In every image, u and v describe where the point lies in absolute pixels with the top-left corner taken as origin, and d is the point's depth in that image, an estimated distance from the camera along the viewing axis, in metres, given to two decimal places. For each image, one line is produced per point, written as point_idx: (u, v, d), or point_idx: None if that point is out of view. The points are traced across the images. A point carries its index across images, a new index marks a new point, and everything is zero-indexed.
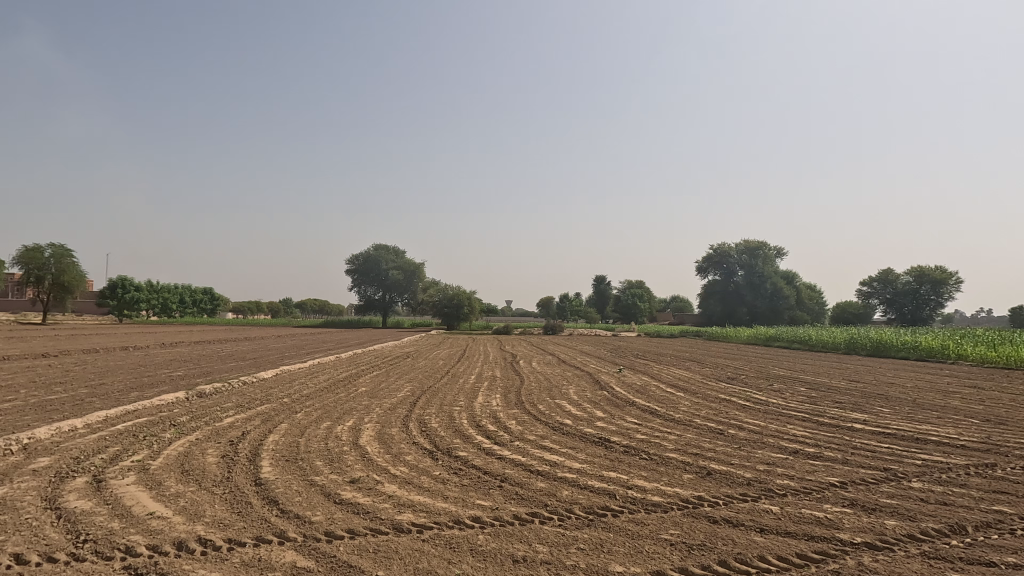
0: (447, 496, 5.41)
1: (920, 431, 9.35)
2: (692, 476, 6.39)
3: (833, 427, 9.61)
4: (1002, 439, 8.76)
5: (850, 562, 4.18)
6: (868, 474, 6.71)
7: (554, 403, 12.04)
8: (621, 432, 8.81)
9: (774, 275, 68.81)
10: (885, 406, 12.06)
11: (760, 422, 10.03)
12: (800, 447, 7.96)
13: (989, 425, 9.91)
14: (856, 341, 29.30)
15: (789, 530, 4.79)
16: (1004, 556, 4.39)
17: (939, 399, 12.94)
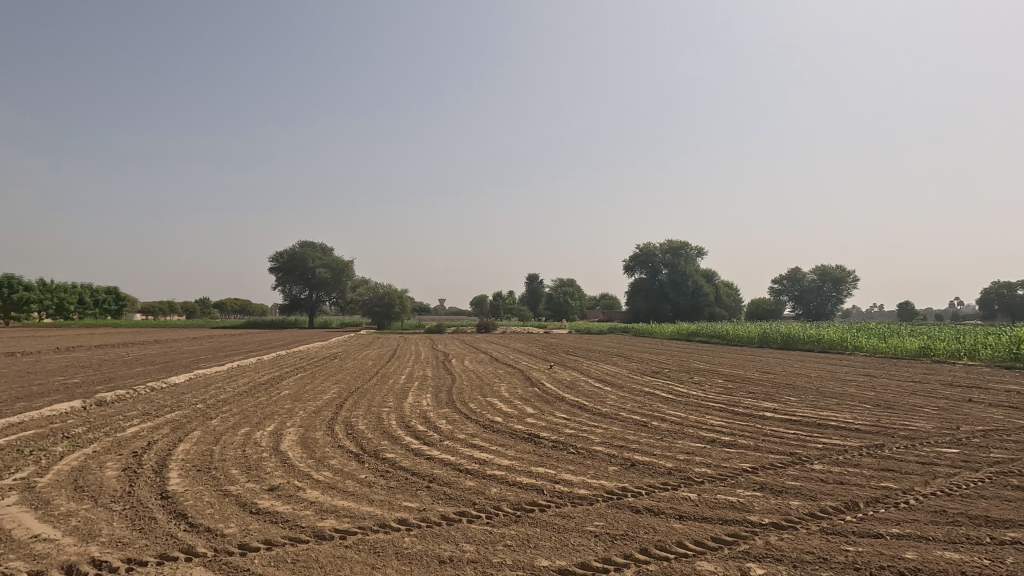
0: (373, 500, 5.26)
1: (821, 416, 10.20)
2: (616, 468, 6.59)
3: (746, 416, 10.27)
4: (889, 422, 9.70)
5: (759, 542, 4.45)
6: (776, 459, 7.20)
7: (485, 401, 12.06)
8: (550, 427, 8.97)
9: (696, 274, 72.55)
10: (792, 394, 13.05)
11: (681, 413, 10.54)
12: (716, 436, 8.43)
13: (879, 409, 10.93)
14: (768, 336, 31.34)
15: (705, 515, 5.04)
16: (889, 528, 4.84)
17: (838, 387, 14.18)
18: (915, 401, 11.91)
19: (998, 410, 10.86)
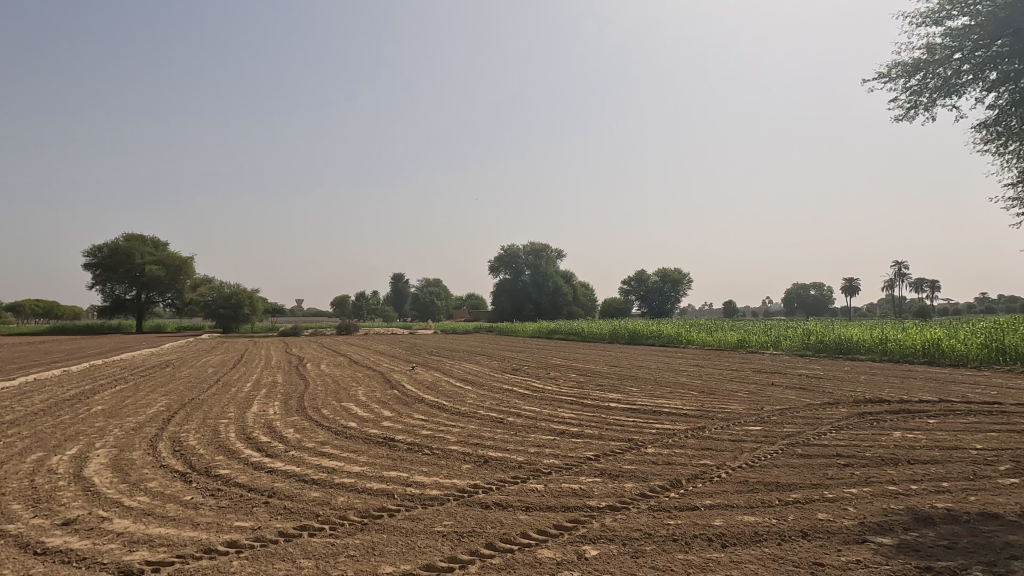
0: (197, 524, 4.70)
1: (657, 404, 11.33)
2: (470, 466, 6.67)
3: (594, 407, 11.05)
4: (711, 406, 11.04)
5: (596, 525, 4.79)
6: (616, 445, 7.84)
7: (340, 406, 11.49)
8: (406, 429, 8.82)
9: (556, 275, 76.51)
10: (634, 385, 14.32)
11: (535, 408, 11.01)
12: (566, 428, 8.94)
13: (703, 395, 12.43)
14: (618, 332, 34.02)
15: (549, 504, 5.29)
16: (703, 500, 5.51)
17: (672, 377, 15.89)
18: (731, 387, 13.75)
19: (792, 391, 12.92)
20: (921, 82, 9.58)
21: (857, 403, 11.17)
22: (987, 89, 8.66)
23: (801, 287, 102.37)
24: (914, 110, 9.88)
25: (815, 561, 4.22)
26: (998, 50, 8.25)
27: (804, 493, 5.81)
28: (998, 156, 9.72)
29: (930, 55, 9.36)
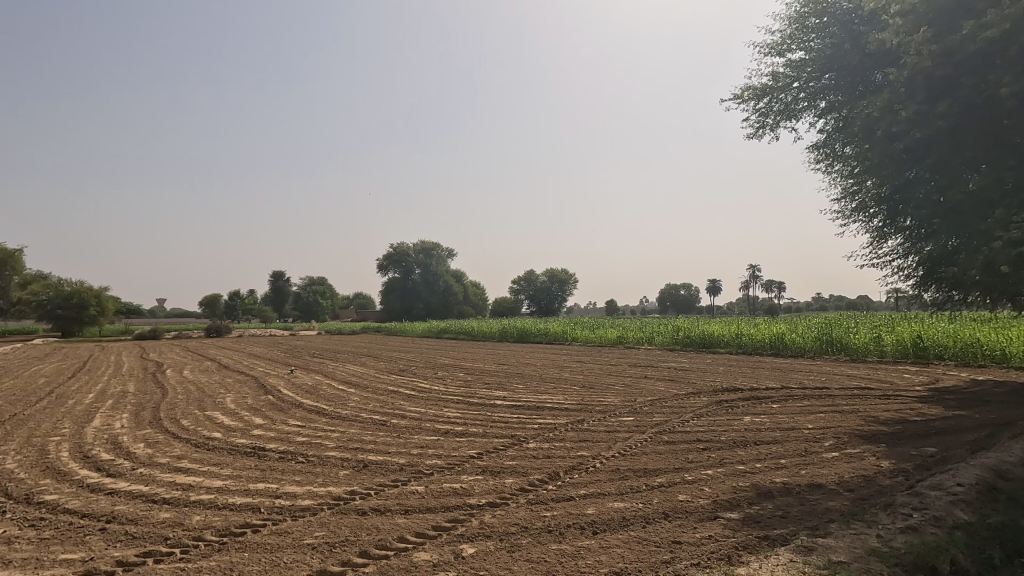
0: (9, 562, 4.00)
1: (540, 400, 11.69)
2: (347, 472, 6.38)
3: (479, 405, 11.13)
4: (590, 400, 11.61)
5: (475, 522, 4.80)
6: (499, 442, 7.95)
7: (203, 415, 10.47)
8: (279, 437, 8.24)
9: (446, 274, 76.18)
10: (520, 382, 14.66)
11: (420, 409, 10.84)
12: (450, 428, 8.90)
13: (584, 390, 13.04)
14: (507, 331, 34.61)
15: (429, 505, 5.22)
16: (578, 491, 5.77)
17: (556, 373, 16.50)
18: (609, 381, 14.58)
19: (662, 383, 13.98)
20: (767, 105, 10.84)
21: (716, 392, 12.36)
22: (818, 116, 10.01)
23: (673, 287, 111.29)
24: (762, 130, 11.16)
25: (673, 539, 4.58)
26: (825, 83, 9.57)
27: (668, 477, 6.29)
28: (826, 175, 11.30)
29: (774, 82, 10.61)
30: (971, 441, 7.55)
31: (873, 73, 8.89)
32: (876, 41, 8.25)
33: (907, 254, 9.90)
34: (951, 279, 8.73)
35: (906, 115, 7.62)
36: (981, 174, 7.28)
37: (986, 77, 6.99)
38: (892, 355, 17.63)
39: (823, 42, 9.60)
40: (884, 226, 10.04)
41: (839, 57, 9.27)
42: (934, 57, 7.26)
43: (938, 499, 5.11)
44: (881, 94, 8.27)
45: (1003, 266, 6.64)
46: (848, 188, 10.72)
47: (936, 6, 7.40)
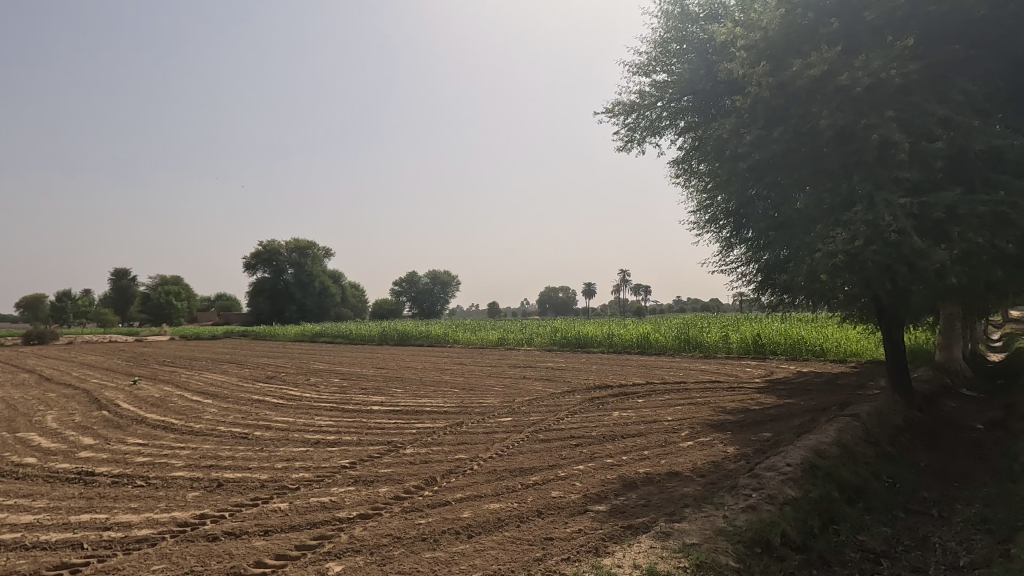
0: None
1: (419, 403, 11.46)
2: (198, 493, 5.72)
3: (354, 412, 10.63)
4: (469, 402, 11.62)
5: (344, 537, 4.54)
6: (374, 450, 7.64)
7: (12, 438, 8.79)
8: (114, 459, 7.17)
9: (323, 275, 72.29)
10: (399, 386, 14.25)
11: (288, 418, 10.08)
12: (321, 437, 8.37)
13: (464, 392, 13.01)
14: (387, 333, 33.60)
15: (293, 523, 4.84)
16: (455, 495, 5.74)
17: (437, 375, 16.32)
18: (490, 382, 14.72)
19: (540, 383, 14.42)
20: (635, 121, 11.61)
21: (589, 389, 13.00)
22: (678, 134, 10.93)
23: (552, 289, 115.77)
24: (630, 144, 11.95)
25: (546, 536, 4.68)
26: (685, 104, 10.50)
27: (542, 474, 6.47)
28: (684, 188, 12.39)
29: (641, 100, 11.40)
30: (797, 425, 8.70)
31: (723, 98, 9.91)
32: (726, 70, 9.20)
33: (749, 262, 11.17)
34: (782, 285, 10.00)
35: (749, 138, 8.58)
36: (806, 194, 8.43)
37: (810, 110, 8.10)
38: (737, 351, 19.84)
39: (682, 66, 10.51)
40: (731, 236, 11.24)
41: (696, 82, 10.20)
42: (771, 89, 8.25)
43: (772, 479, 5.79)
44: (729, 118, 9.23)
45: (822, 274, 7.73)
46: (702, 202, 11.85)
47: (773, 44, 8.42)
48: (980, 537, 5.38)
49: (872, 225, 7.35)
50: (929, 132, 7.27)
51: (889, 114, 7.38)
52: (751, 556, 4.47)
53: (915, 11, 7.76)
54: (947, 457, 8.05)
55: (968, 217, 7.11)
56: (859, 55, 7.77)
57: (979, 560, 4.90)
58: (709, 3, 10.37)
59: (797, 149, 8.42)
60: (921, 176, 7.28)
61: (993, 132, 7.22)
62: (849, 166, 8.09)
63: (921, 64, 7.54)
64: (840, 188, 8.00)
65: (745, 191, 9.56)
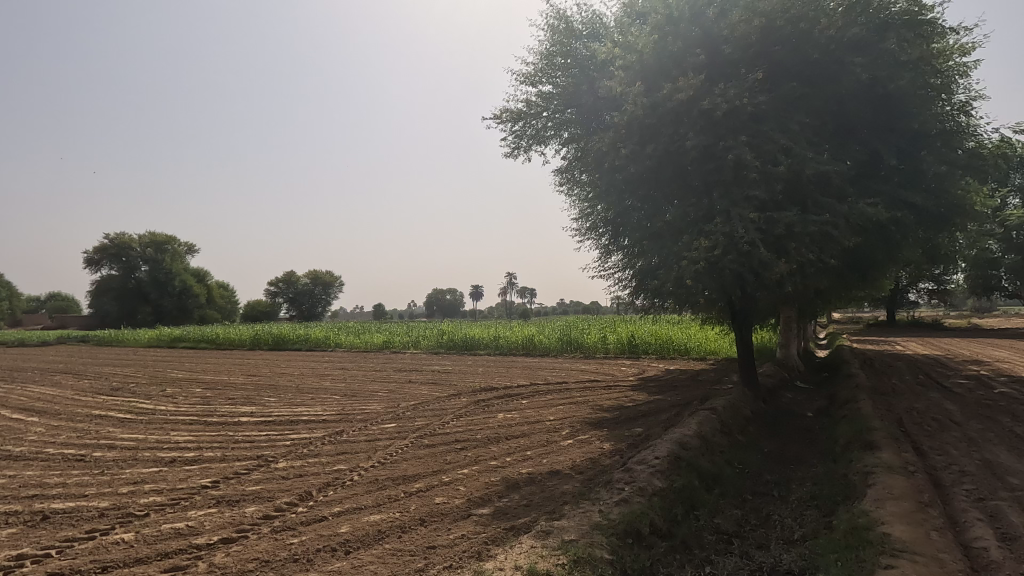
0: None
1: (295, 413, 10.73)
2: (16, 530, 4.85)
3: (219, 425, 9.68)
4: (350, 409, 11.11)
5: (202, 567, 4.11)
6: (241, 466, 7.01)
7: None
8: None
9: (185, 273, 65.32)
10: (272, 394, 13.23)
11: (137, 435, 8.92)
12: (178, 455, 7.51)
13: (345, 398, 12.40)
14: (259, 337, 31.12)
15: (141, 555, 4.30)
16: (332, 509, 5.46)
17: (315, 382, 15.40)
18: (373, 387, 14.19)
19: (426, 386, 14.20)
20: (521, 129, 11.89)
21: (475, 392, 13.04)
22: (562, 144, 11.37)
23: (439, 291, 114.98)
24: (517, 151, 12.21)
25: (428, 545, 4.60)
26: (568, 116, 11.00)
27: (426, 481, 6.36)
28: (567, 196, 12.91)
29: (527, 108, 11.71)
30: (665, 420, 9.43)
31: (603, 113, 10.47)
32: (606, 87, 9.73)
33: (624, 268, 11.91)
34: (653, 290, 10.80)
35: (626, 152, 9.16)
36: (674, 207, 9.19)
37: (678, 130, 8.83)
38: (614, 351, 21.08)
39: (566, 79, 10.94)
40: (609, 244, 11.91)
41: (578, 95, 10.68)
42: (645, 108, 8.87)
43: (642, 472, 6.20)
44: (608, 133, 9.78)
45: (687, 280, 8.47)
46: (583, 210, 12.45)
47: (647, 66, 9.07)
48: (810, 511, 6.19)
49: (728, 237, 8.18)
50: (774, 157, 8.25)
51: (743, 139, 8.26)
52: (624, 546, 4.74)
53: (763, 49, 8.77)
54: (785, 443, 9.20)
55: (802, 233, 8.19)
56: (719, 84, 8.62)
57: (809, 532, 5.64)
58: (591, 21, 10.89)
59: (667, 165, 9.14)
60: (766, 196, 8.26)
61: (822, 161, 8.38)
62: (709, 183, 8.94)
63: (768, 96, 8.55)
64: (702, 203, 8.81)
65: (622, 202, 10.18)
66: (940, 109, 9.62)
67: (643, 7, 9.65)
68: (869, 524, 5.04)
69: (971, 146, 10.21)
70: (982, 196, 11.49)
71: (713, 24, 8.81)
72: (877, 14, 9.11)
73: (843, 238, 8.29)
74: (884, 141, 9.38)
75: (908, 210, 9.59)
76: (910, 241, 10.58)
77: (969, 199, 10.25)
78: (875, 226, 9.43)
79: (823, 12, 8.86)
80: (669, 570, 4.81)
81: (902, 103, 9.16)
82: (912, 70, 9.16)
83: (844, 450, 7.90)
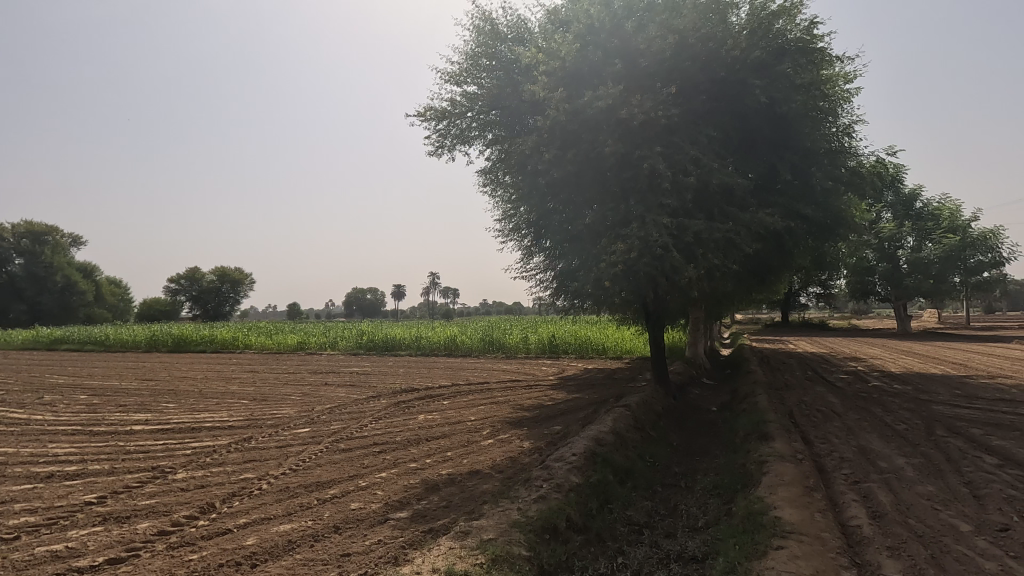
0: None
1: (197, 419, 9.99)
2: None
3: (107, 435, 8.81)
4: (260, 414, 10.50)
5: None
6: (133, 479, 6.43)
7: None
8: None
9: (68, 267, 58.81)
10: (170, 400, 12.22)
11: (6, 449, 7.92)
12: (57, 469, 6.76)
13: (254, 403, 11.70)
14: (157, 339, 28.69)
15: None
16: (237, 521, 5.15)
17: (221, 386, 14.39)
18: (286, 390, 13.50)
19: (343, 389, 13.71)
20: (445, 128, 11.80)
21: (395, 394, 12.77)
22: (486, 145, 11.41)
23: (359, 290, 111.52)
24: (440, 150, 12.10)
25: (342, 553, 4.46)
26: (492, 118, 11.08)
27: (341, 487, 6.14)
28: (490, 197, 12.97)
29: (451, 108, 11.64)
30: (582, 417, 9.72)
31: (527, 117, 10.61)
32: (530, 91, 9.87)
33: (546, 269, 12.14)
34: (572, 291, 11.10)
35: (548, 156, 9.36)
36: (593, 212, 9.49)
37: (598, 137, 9.15)
38: (535, 351, 21.43)
39: (491, 81, 10.99)
40: (531, 245, 12.09)
41: (503, 97, 10.76)
42: (567, 114, 9.10)
43: (560, 469, 6.36)
44: (531, 136, 9.93)
45: (605, 282, 8.77)
46: (506, 211, 12.56)
47: (569, 73, 9.32)
48: (712, 500, 6.62)
49: (643, 242, 8.58)
50: (684, 167, 8.75)
51: (657, 149, 8.69)
52: (541, 542, 4.83)
53: (676, 65, 9.28)
54: (692, 437, 9.78)
55: (709, 240, 8.74)
56: (635, 95, 9.02)
57: (711, 519, 6.02)
58: (515, 25, 11.00)
59: (587, 171, 9.43)
60: (677, 204, 8.75)
61: (727, 173, 9.00)
62: (626, 190, 9.33)
63: (680, 110, 9.05)
64: (619, 208, 9.18)
65: (544, 204, 10.38)
66: (827, 130, 10.63)
67: (566, 15, 9.88)
68: (763, 509, 5.46)
69: (852, 164, 11.37)
70: (861, 210, 12.82)
71: (631, 38, 9.19)
72: (775, 40, 9.91)
73: (745, 245, 8.94)
74: (780, 156, 10.22)
75: (799, 220, 10.52)
76: (801, 249, 11.61)
77: (850, 212, 11.40)
78: (772, 235, 10.26)
79: (729, 34, 9.51)
80: (584, 562, 4.97)
81: (795, 123, 10.03)
82: (804, 93, 10.03)
83: (743, 442, 8.52)
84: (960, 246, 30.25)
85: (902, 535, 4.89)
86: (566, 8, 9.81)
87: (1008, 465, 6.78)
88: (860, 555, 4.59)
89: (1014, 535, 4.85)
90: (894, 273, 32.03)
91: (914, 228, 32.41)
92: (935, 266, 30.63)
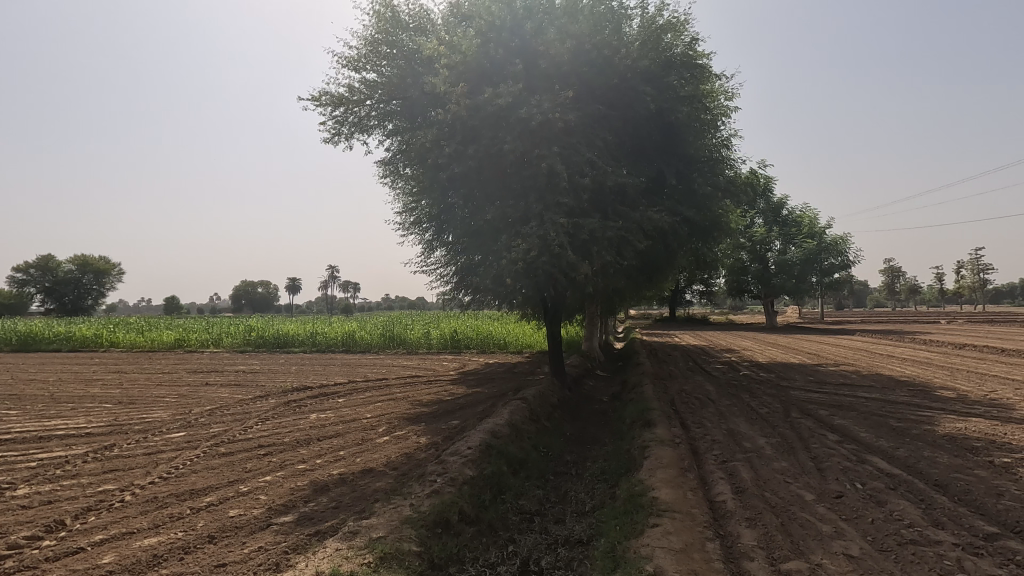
0: None
1: (47, 427, 8.82)
2: None
3: None
4: (126, 419, 9.44)
5: None
6: None
7: None
8: None
9: None
10: (12, 407, 10.64)
11: None
12: None
13: (119, 407, 10.54)
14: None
15: None
16: (93, 537, 4.63)
17: (79, 389, 12.81)
18: (159, 392, 12.29)
19: (227, 389, 12.79)
20: (342, 115, 11.32)
21: (285, 393, 12.07)
22: (386, 135, 11.11)
23: (249, 283, 103.85)
24: (337, 137, 11.61)
25: (215, 564, 4.16)
26: (392, 108, 10.86)
27: (218, 493, 5.71)
28: (390, 189, 12.65)
29: (349, 94, 11.18)
30: (480, 411, 9.82)
31: (428, 110, 10.46)
32: (431, 83, 9.75)
33: (447, 264, 12.11)
34: (474, 286, 11.14)
35: (449, 151, 9.31)
36: (495, 209, 9.57)
37: (497, 134, 9.23)
38: (436, 347, 21.30)
39: (391, 70, 10.71)
40: (432, 239, 11.98)
41: (403, 88, 10.51)
42: (468, 109, 9.10)
43: (454, 463, 6.36)
44: (432, 130, 9.78)
45: (507, 277, 8.89)
46: (408, 204, 12.33)
47: (470, 69, 9.33)
48: (600, 485, 6.98)
49: (542, 240, 8.79)
50: (580, 169, 9.10)
51: (554, 149, 8.94)
52: (432, 537, 4.83)
53: (572, 70, 9.62)
54: (584, 426, 10.24)
55: (602, 238, 9.12)
56: (534, 95, 9.21)
57: (597, 504, 6.34)
58: (418, 14, 10.80)
59: (487, 167, 9.50)
60: (574, 203, 9.06)
61: (620, 174, 9.46)
62: (526, 188, 9.50)
63: (576, 113, 9.39)
64: (520, 206, 9.34)
65: (444, 198, 10.32)
66: (708, 140, 11.54)
67: (467, 10, 9.89)
68: (643, 491, 5.87)
69: (729, 172, 12.43)
70: (736, 215, 14.06)
71: (531, 39, 9.39)
72: (663, 52, 10.59)
73: (635, 243, 9.46)
74: (667, 162, 10.94)
75: (683, 222, 11.32)
76: (683, 249, 12.54)
77: (726, 217, 12.48)
78: (659, 234, 10.94)
79: (622, 43, 10.01)
80: (475, 553, 5.06)
81: (681, 131, 10.79)
82: (688, 104, 10.81)
83: (629, 429, 9.08)
84: (817, 250, 34.30)
85: (758, 506, 5.48)
86: (468, 2, 9.76)
87: (846, 441, 7.81)
88: (723, 527, 5.08)
89: (846, 500, 5.61)
90: (764, 274, 35.59)
91: (781, 233, 36.17)
92: (796, 267, 34.45)
